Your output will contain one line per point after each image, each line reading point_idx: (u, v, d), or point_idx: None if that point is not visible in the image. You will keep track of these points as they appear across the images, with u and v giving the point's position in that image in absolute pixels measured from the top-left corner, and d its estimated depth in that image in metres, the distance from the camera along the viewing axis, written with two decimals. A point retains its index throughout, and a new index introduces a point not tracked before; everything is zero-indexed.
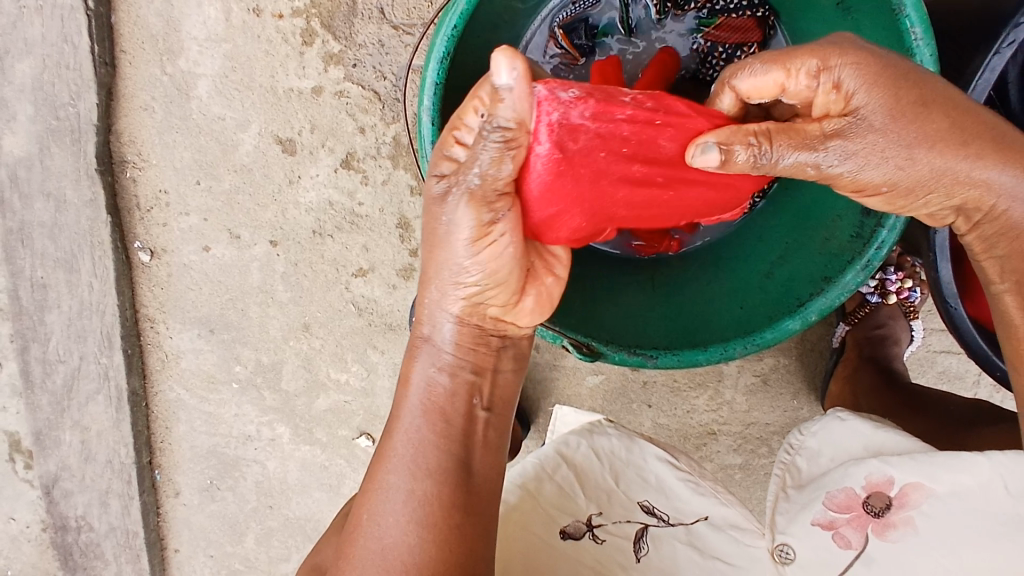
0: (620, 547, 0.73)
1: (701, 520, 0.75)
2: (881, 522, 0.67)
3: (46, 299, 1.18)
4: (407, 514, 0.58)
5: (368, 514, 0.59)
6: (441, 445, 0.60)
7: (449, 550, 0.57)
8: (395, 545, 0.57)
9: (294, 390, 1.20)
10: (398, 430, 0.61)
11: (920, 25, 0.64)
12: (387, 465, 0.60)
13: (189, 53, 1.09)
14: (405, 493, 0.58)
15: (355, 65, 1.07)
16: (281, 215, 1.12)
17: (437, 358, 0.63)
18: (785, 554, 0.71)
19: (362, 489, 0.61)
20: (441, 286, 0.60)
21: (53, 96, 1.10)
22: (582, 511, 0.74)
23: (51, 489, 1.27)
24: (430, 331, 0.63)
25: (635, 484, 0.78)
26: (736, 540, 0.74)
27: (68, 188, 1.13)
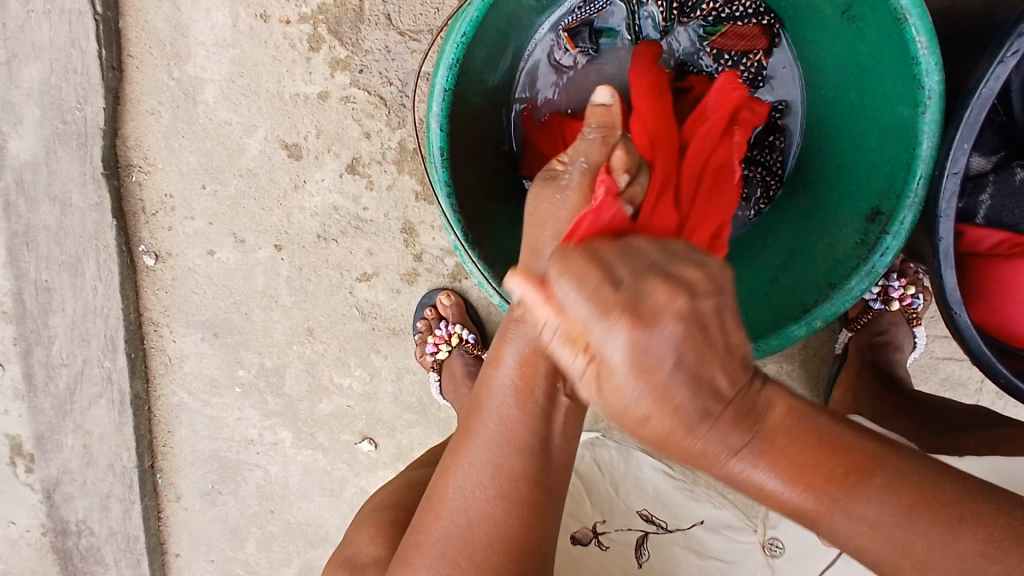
0: (624, 553, 0.74)
1: (697, 524, 0.77)
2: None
3: (50, 302, 1.18)
4: (492, 489, 0.55)
5: (449, 479, 0.57)
6: (533, 425, 0.57)
7: (533, 531, 0.55)
8: (476, 519, 0.55)
9: (297, 394, 1.20)
10: (487, 406, 0.58)
11: (924, 34, 0.64)
12: (475, 434, 0.57)
13: (197, 58, 1.09)
14: (494, 470, 0.56)
15: (362, 70, 1.07)
16: (286, 220, 1.13)
17: (534, 322, 0.58)
18: (775, 547, 0.76)
19: (446, 460, 0.59)
20: (549, 266, 0.57)
21: (60, 100, 1.10)
22: (587, 517, 0.76)
23: (53, 493, 1.27)
24: (530, 292, 0.59)
25: (634, 494, 0.79)
26: (732, 539, 0.76)
27: (74, 192, 1.13)
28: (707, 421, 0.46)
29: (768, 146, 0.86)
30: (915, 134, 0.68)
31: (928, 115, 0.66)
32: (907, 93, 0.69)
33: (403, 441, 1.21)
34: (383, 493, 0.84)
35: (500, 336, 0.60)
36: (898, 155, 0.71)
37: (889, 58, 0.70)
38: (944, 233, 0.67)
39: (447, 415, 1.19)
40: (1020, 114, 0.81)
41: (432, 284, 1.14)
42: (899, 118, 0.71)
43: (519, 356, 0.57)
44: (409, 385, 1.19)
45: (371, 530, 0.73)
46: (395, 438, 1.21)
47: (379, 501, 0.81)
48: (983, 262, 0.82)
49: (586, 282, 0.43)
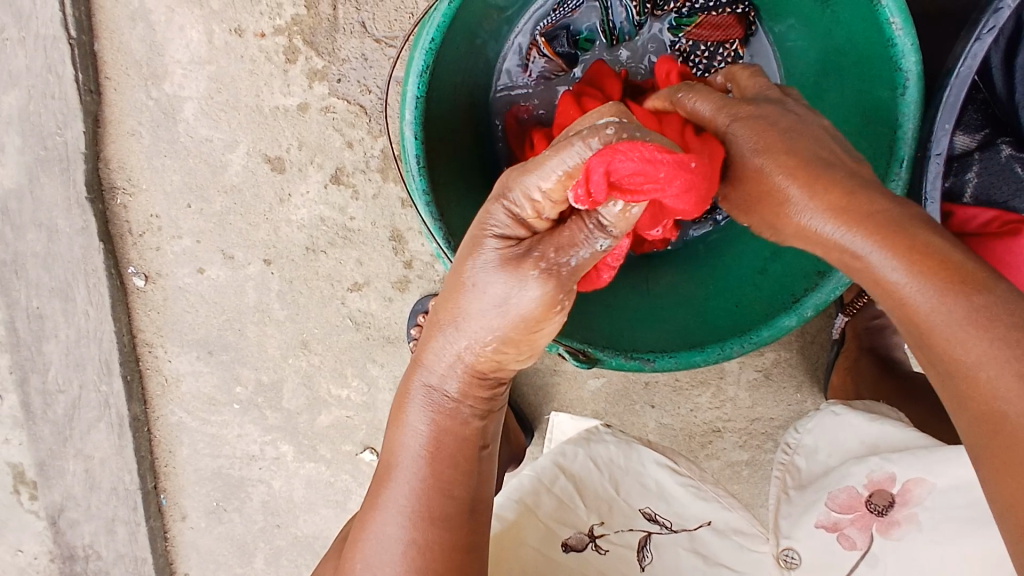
0: (624, 557, 0.72)
1: (703, 525, 0.75)
2: (884, 521, 0.66)
3: (43, 329, 1.18)
4: (417, 515, 0.57)
5: (358, 556, 0.58)
6: (444, 492, 0.58)
7: None
8: (395, 561, 0.57)
9: (296, 408, 1.20)
10: (395, 474, 0.59)
11: (898, 15, 0.63)
12: (384, 508, 0.59)
13: (174, 76, 1.08)
14: (413, 500, 0.58)
15: (340, 80, 1.06)
16: (273, 234, 1.12)
17: (438, 401, 0.58)
18: (790, 558, 0.71)
19: (378, 477, 0.61)
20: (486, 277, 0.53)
21: (41, 126, 1.10)
22: (583, 522, 0.73)
23: (58, 519, 1.27)
24: (435, 376, 0.58)
25: (636, 492, 0.77)
26: (741, 546, 0.74)
27: (60, 219, 1.13)
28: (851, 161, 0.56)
29: None
30: (896, 118, 0.68)
31: (907, 96, 0.66)
32: (885, 75, 0.68)
33: None
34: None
35: (413, 363, 0.60)
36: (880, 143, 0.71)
37: (865, 41, 0.70)
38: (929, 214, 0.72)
39: None
40: (1000, 90, 0.82)
41: (424, 290, 1.13)
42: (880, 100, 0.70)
43: (426, 426, 0.59)
44: None
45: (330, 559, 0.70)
46: None
47: None
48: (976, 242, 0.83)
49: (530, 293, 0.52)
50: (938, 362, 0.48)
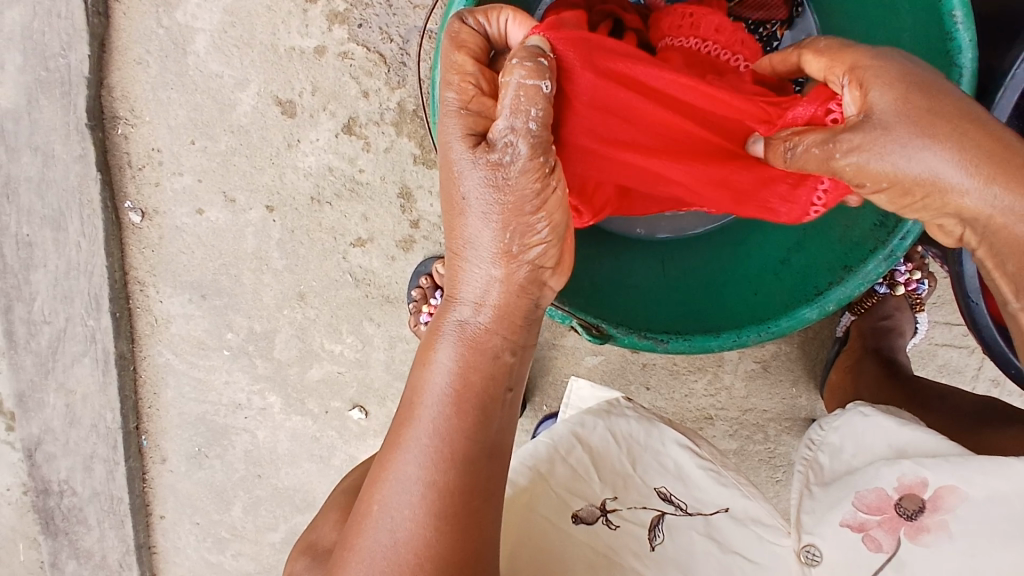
0: (636, 535, 0.72)
1: (720, 512, 0.75)
2: (913, 526, 0.64)
3: (31, 258, 1.14)
4: (424, 507, 0.52)
5: (378, 493, 0.54)
6: (465, 431, 0.54)
7: (463, 538, 0.53)
8: (414, 501, 0.52)
9: (287, 359, 1.18)
10: (420, 412, 0.55)
11: (961, 7, 0.61)
12: (406, 446, 0.54)
13: (187, 5, 1.04)
14: (437, 439, 0.54)
15: (360, 25, 1.03)
16: (278, 179, 1.09)
17: (467, 333, 0.56)
18: (812, 555, 0.69)
19: (373, 475, 0.56)
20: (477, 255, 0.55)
21: (44, 45, 1.05)
22: (596, 496, 0.73)
23: (34, 452, 1.24)
24: (468, 303, 0.57)
25: (654, 470, 0.78)
26: (760, 537, 0.73)
27: (57, 143, 1.08)
28: None
29: None
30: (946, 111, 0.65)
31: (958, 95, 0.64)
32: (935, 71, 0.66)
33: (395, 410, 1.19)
34: (357, 476, 0.81)
35: (444, 303, 0.59)
36: None
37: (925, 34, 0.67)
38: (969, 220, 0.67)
39: None
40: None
41: (428, 252, 1.11)
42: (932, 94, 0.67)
43: (453, 362, 0.56)
44: (402, 353, 1.16)
45: (337, 514, 0.72)
46: (386, 407, 1.19)
47: (348, 486, 0.79)
48: None
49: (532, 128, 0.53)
50: None
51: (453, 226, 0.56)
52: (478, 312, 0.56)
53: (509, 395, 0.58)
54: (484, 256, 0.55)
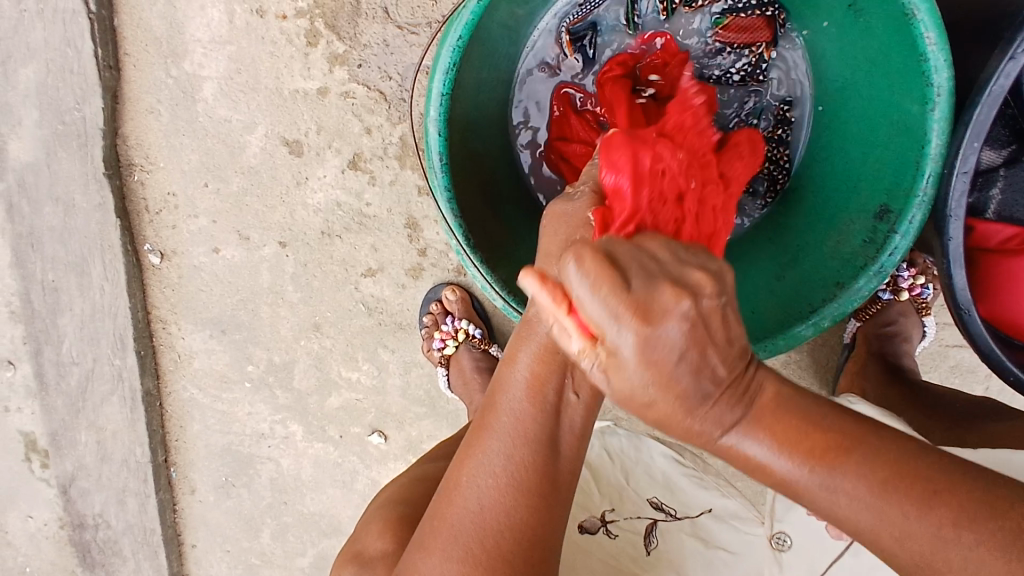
0: (632, 540, 0.79)
1: (706, 512, 0.82)
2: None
3: (58, 303, 1.19)
4: (505, 481, 0.56)
5: (466, 466, 0.58)
6: (540, 419, 0.57)
7: (539, 520, 0.57)
8: (495, 479, 0.56)
9: (306, 388, 1.21)
10: (502, 398, 0.58)
11: (933, 29, 0.61)
12: (490, 426, 0.58)
13: (194, 55, 1.08)
14: (515, 427, 0.57)
15: (360, 65, 1.06)
16: (289, 217, 1.12)
17: (543, 336, 0.58)
18: (781, 540, 0.76)
19: (461, 453, 0.60)
20: None
21: (59, 101, 1.10)
22: (596, 508, 0.81)
23: (69, 488, 1.29)
24: (550, 300, 0.59)
25: (645, 482, 0.86)
26: (736, 528, 0.80)
27: (77, 193, 1.13)
28: (707, 403, 0.44)
29: (775, 140, 0.84)
30: (923, 131, 0.66)
31: (936, 112, 0.65)
32: (917, 88, 0.66)
33: (413, 434, 1.22)
34: (393, 489, 0.85)
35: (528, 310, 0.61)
36: (906, 153, 0.69)
37: (899, 51, 0.67)
38: (953, 232, 0.64)
39: (455, 408, 1.20)
40: None
41: (437, 279, 1.14)
42: (911, 115, 0.68)
43: (533, 362, 0.57)
44: (417, 378, 1.19)
45: (379, 525, 0.75)
46: (404, 430, 1.22)
47: (384, 500, 0.83)
48: (995, 258, 0.77)
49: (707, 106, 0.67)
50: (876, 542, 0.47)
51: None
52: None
53: (581, 401, 0.59)
54: (569, 254, 0.58)
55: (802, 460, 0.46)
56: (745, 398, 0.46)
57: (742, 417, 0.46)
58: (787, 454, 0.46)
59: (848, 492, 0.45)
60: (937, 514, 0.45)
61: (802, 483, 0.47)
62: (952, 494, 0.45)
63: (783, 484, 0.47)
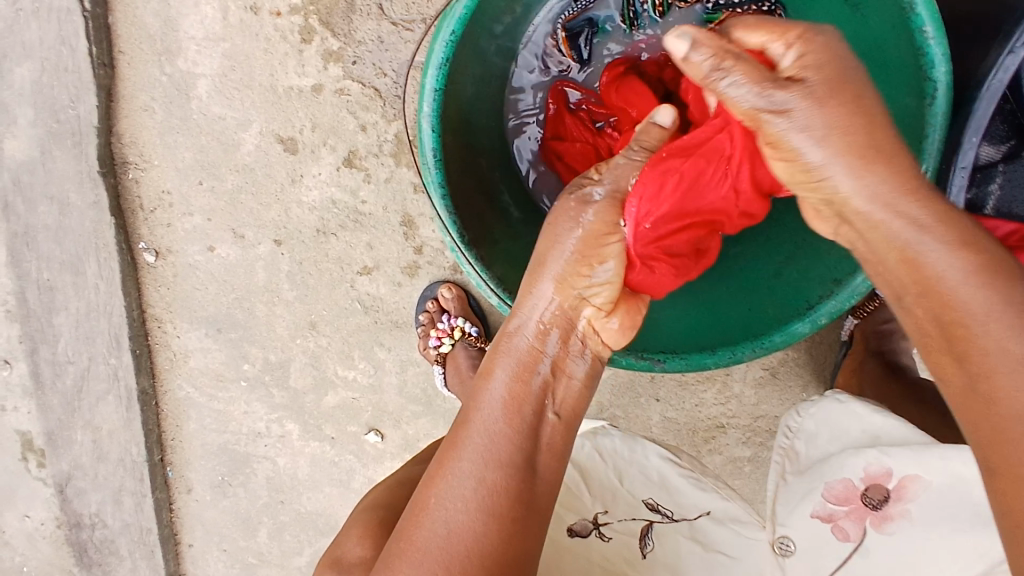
0: (627, 543, 0.76)
1: (702, 515, 0.79)
2: (878, 515, 0.69)
3: (53, 302, 1.18)
4: (476, 503, 0.56)
5: (434, 488, 0.58)
6: (512, 441, 0.59)
7: (508, 543, 0.56)
8: (466, 497, 0.57)
9: (303, 387, 1.21)
10: (474, 421, 0.61)
11: (931, 23, 0.61)
12: (460, 448, 0.59)
13: (188, 53, 1.08)
14: (487, 448, 0.59)
15: (355, 61, 1.05)
16: (284, 214, 1.12)
17: (521, 355, 0.63)
18: (785, 546, 0.75)
19: (430, 475, 0.60)
20: (548, 276, 0.63)
21: (54, 99, 1.09)
22: (587, 509, 0.77)
23: (65, 488, 1.29)
24: (526, 318, 0.64)
25: (640, 482, 0.81)
26: (737, 533, 0.78)
27: (72, 192, 1.13)
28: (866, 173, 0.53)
29: None
30: (921, 125, 0.66)
31: (936, 106, 0.64)
32: (915, 83, 0.66)
33: (410, 432, 1.21)
34: (376, 493, 0.84)
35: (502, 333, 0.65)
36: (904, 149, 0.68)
37: (895, 47, 0.67)
38: None
39: (452, 406, 1.19)
40: None
41: (433, 277, 1.14)
42: (908, 110, 0.68)
43: (509, 380, 0.62)
44: (413, 376, 1.19)
45: (360, 530, 0.75)
46: (401, 429, 1.21)
47: (372, 501, 0.82)
48: None
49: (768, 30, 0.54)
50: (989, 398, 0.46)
51: (534, 266, 0.65)
52: (538, 333, 0.64)
53: (560, 422, 0.63)
54: (549, 276, 0.63)
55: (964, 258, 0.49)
56: (888, 175, 0.53)
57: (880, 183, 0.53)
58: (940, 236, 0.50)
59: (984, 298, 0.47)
60: None
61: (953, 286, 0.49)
62: None
63: (930, 277, 0.50)
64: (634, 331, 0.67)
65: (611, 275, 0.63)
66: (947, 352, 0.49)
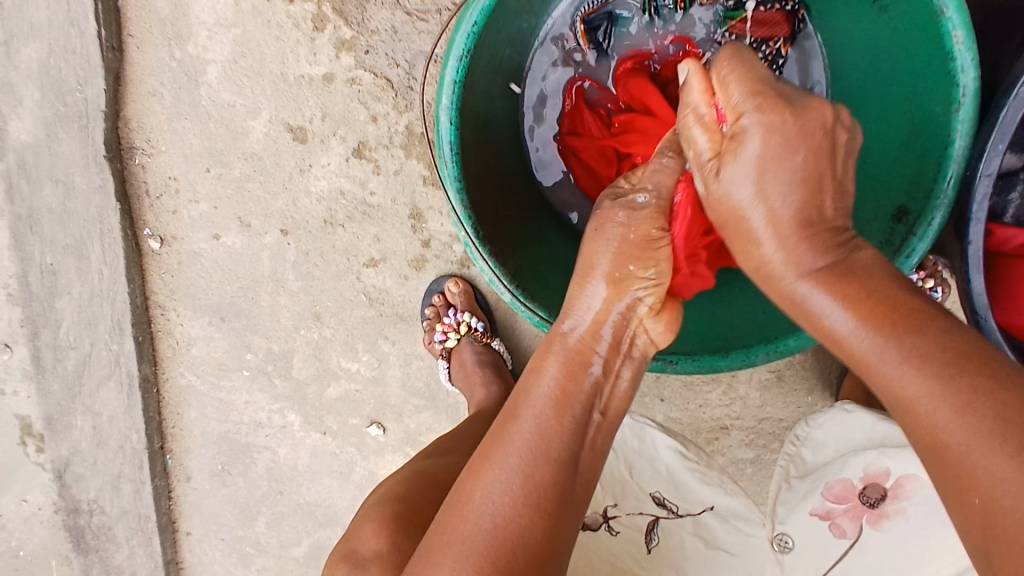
0: (632, 538, 0.82)
1: (707, 510, 0.86)
2: (875, 513, 0.77)
3: (56, 286, 1.17)
4: (521, 494, 0.56)
5: (480, 479, 0.57)
6: (563, 433, 0.59)
7: (548, 536, 0.56)
8: (512, 488, 0.56)
9: (305, 378, 1.20)
10: (523, 413, 0.60)
11: (961, 28, 0.60)
12: (509, 440, 0.58)
13: (198, 38, 1.07)
14: (537, 439, 0.58)
15: (367, 51, 1.04)
16: (291, 204, 1.11)
17: (567, 353, 0.62)
18: (784, 543, 0.84)
19: (472, 466, 0.59)
20: (598, 279, 0.62)
21: (61, 81, 1.08)
22: (599, 503, 0.85)
23: (64, 473, 1.28)
24: (574, 318, 0.64)
25: (648, 475, 0.88)
26: (739, 529, 0.85)
27: (77, 175, 1.12)
28: (800, 251, 0.59)
29: None
30: (947, 132, 0.66)
31: (962, 113, 0.64)
32: (940, 89, 0.66)
33: (412, 426, 1.21)
34: (389, 483, 0.84)
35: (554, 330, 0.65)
36: (927, 155, 0.69)
37: (924, 49, 0.66)
38: (973, 236, 0.63)
39: (455, 400, 1.19)
40: None
41: (441, 271, 1.13)
42: (933, 115, 0.68)
43: (561, 376, 0.61)
44: (417, 370, 1.18)
45: (374, 523, 0.75)
46: (403, 422, 1.21)
47: (380, 495, 0.82)
48: (1010, 263, 0.76)
49: (777, 156, 0.57)
50: (868, 371, 0.54)
51: (581, 265, 0.64)
52: (587, 332, 0.62)
53: (605, 421, 0.62)
54: (599, 278, 0.62)
55: (870, 333, 0.54)
56: (820, 262, 0.59)
57: (818, 272, 0.58)
58: (849, 314, 0.55)
59: (915, 375, 0.51)
60: (997, 404, 0.47)
61: (869, 357, 0.54)
62: (1003, 407, 0.47)
63: (853, 354, 0.55)
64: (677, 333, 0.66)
65: (656, 276, 0.62)
66: (877, 329, 0.54)
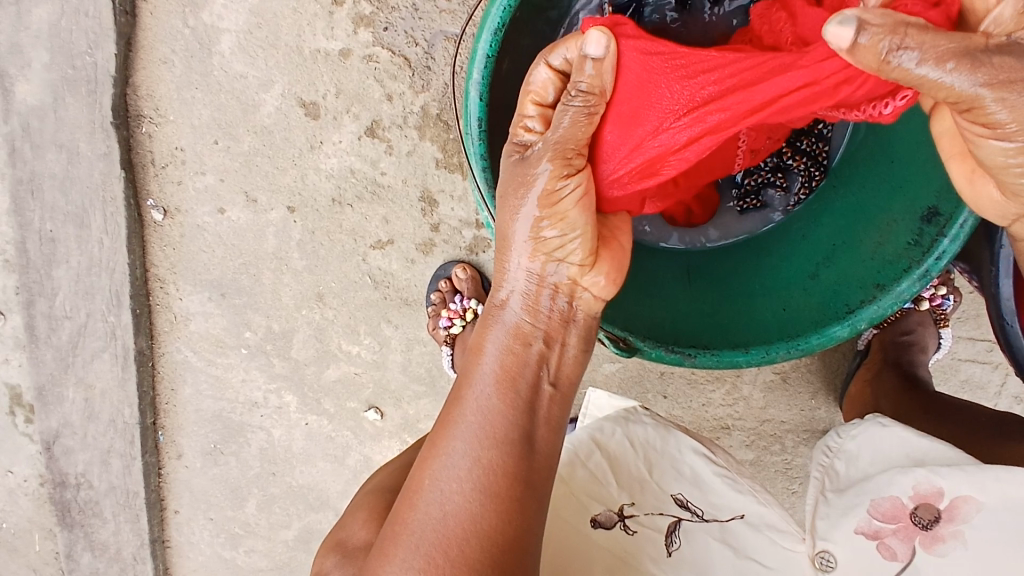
0: (652, 539, 0.73)
1: (736, 518, 0.75)
2: (929, 535, 0.65)
3: (54, 254, 1.15)
4: (470, 483, 0.56)
5: (429, 468, 0.58)
6: (507, 415, 0.60)
7: (511, 522, 0.56)
8: (462, 475, 0.57)
9: (305, 358, 1.18)
10: (466, 398, 0.61)
11: None
12: (456, 424, 0.60)
13: (214, 6, 1.04)
14: (481, 417, 0.59)
15: (386, 28, 1.03)
16: (300, 180, 1.09)
17: (508, 327, 0.64)
18: (826, 561, 0.69)
19: (421, 459, 0.60)
20: (517, 247, 0.64)
21: (70, 44, 1.05)
22: (614, 500, 0.75)
23: (52, 445, 1.25)
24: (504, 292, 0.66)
25: (670, 476, 0.79)
26: (774, 542, 0.73)
27: (81, 141, 1.09)
28: None
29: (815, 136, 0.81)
30: None
31: None
32: None
33: (410, 412, 1.20)
34: (381, 476, 0.82)
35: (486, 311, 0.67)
36: None
37: None
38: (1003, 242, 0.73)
39: None
40: None
41: (448, 256, 1.12)
42: None
43: (500, 354, 0.63)
44: (418, 356, 1.17)
45: (365, 514, 0.73)
46: (402, 408, 1.20)
47: (377, 484, 0.80)
48: None
49: None
50: None
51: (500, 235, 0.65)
52: (520, 307, 0.65)
53: (557, 391, 0.64)
54: (519, 246, 0.64)
55: None
56: None
57: None
58: None
59: None
60: None
61: None
62: None
63: None
64: (620, 285, 0.67)
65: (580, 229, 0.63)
66: None
